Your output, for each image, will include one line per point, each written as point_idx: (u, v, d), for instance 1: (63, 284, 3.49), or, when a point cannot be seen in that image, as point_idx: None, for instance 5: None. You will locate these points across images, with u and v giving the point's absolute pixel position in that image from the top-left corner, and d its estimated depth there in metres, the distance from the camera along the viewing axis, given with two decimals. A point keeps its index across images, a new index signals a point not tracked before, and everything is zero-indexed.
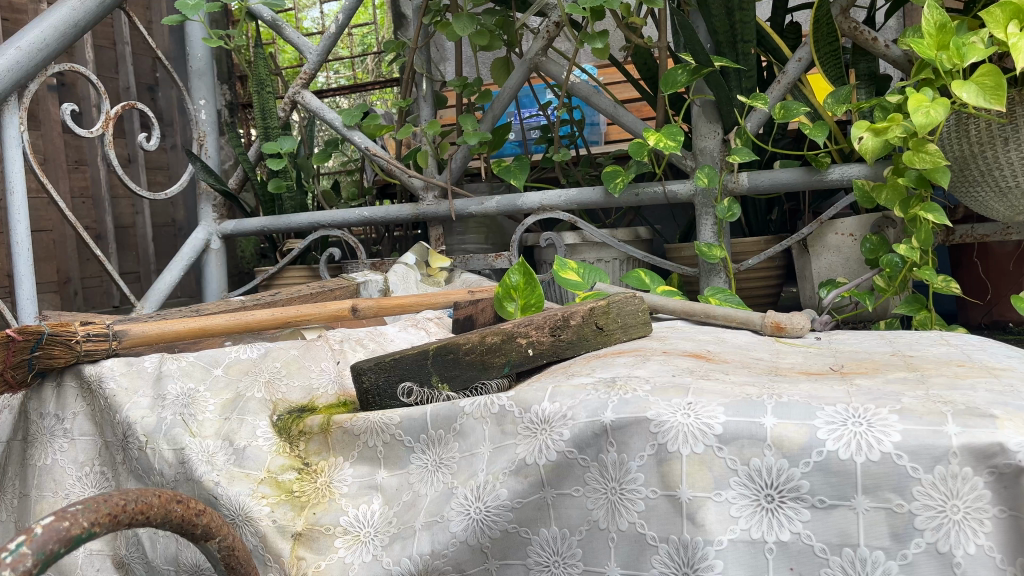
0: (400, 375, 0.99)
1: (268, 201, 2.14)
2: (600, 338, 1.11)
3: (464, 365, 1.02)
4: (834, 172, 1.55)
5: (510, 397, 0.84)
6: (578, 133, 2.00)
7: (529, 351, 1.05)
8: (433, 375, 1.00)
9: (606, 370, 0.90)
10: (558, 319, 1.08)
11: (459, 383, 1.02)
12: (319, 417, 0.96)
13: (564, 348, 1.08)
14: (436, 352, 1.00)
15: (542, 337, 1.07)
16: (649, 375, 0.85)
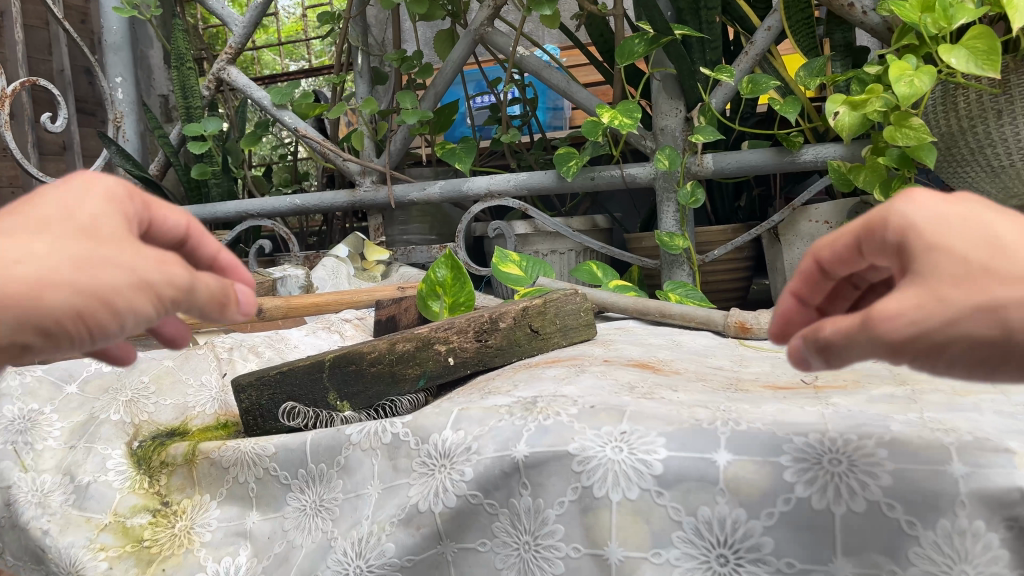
0: (286, 393, 0.82)
1: (193, 188, 1.95)
2: (537, 344, 0.95)
3: (366, 379, 0.85)
4: (806, 153, 1.40)
5: (406, 424, 0.67)
6: (531, 113, 1.80)
7: (448, 360, 0.89)
8: (329, 390, 0.84)
9: (528, 387, 0.72)
10: (485, 323, 0.91)
11: (362, 399, 0.86)
12: (184, 444, 0.79)
13: (492, 355, 0.91)
14: (332, 362, 0.84)
15: (464, 344, 0.90)
16: (580, 394, 0.67)
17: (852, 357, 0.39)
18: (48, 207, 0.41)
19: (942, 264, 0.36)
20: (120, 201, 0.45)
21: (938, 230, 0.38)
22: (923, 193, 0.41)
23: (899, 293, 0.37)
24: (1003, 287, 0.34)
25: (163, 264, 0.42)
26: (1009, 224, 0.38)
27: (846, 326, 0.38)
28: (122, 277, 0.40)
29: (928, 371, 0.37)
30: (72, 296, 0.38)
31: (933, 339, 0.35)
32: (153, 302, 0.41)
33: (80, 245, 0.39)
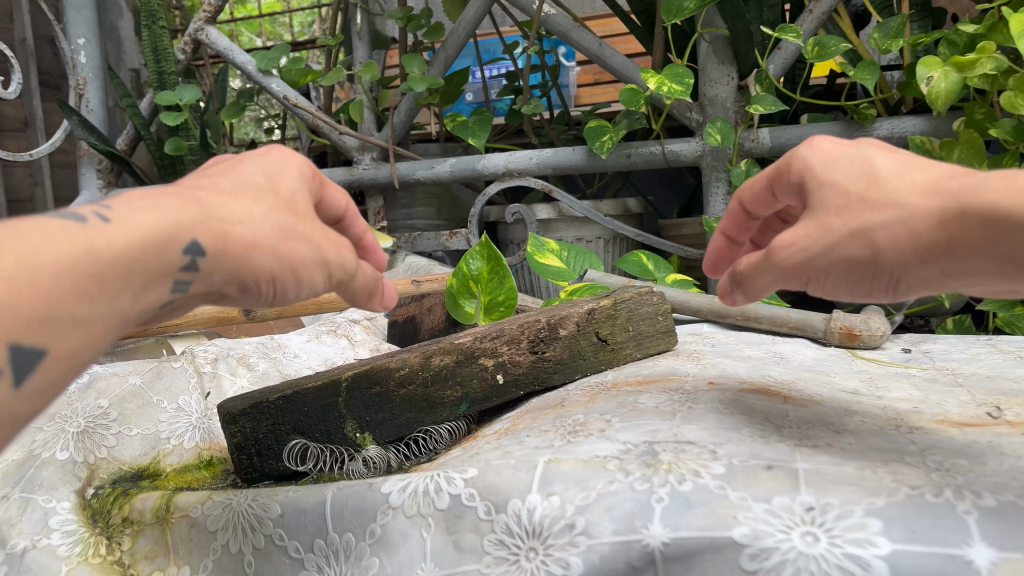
0: (291, 425, 0.62)
1: (167, 166, 1.72)
2: (607, 358, 0.75)
3: (394, 406, 0.65)
4: (880, 127, 1.22)
5: (470, 483, 0.48)
6: (552, 83, 1.60)
7: (497, 379, 0.70)
8: (346, 420, 0.64)
9: (630, 426, 0.52)
10: (542, 331, 0.71)
11: (389, 431, 0.66)
12: (154, 495, 0.59)
13: (550, 371, 0.72)
14: (351, 383, 0.63)
15: (516, 358, 0.71)
16: (713, 440, 0.48)
17: (762, 283, 0.48)
18: (259, 174, 0.46)
19: (828, 200, 0.43)
20: (308, 179, 0.49)
21: (825, 170, 0.45)
22: (825, 138, 0.47)
23: (795, 228, 0.45)
24: (870, 215, 0.41)
25: (340, 249, 0.47)
26: (886, 158, 0.43)
27: (754, 260, 0.47)
28: (311, 252, 0.44)
29: (827, 295, 0.45)
30: (277, 260, 0.42)
31: (818, 261, 0.43)
32: (327, 279, 0.46)
33: (286, 216, 0.44)
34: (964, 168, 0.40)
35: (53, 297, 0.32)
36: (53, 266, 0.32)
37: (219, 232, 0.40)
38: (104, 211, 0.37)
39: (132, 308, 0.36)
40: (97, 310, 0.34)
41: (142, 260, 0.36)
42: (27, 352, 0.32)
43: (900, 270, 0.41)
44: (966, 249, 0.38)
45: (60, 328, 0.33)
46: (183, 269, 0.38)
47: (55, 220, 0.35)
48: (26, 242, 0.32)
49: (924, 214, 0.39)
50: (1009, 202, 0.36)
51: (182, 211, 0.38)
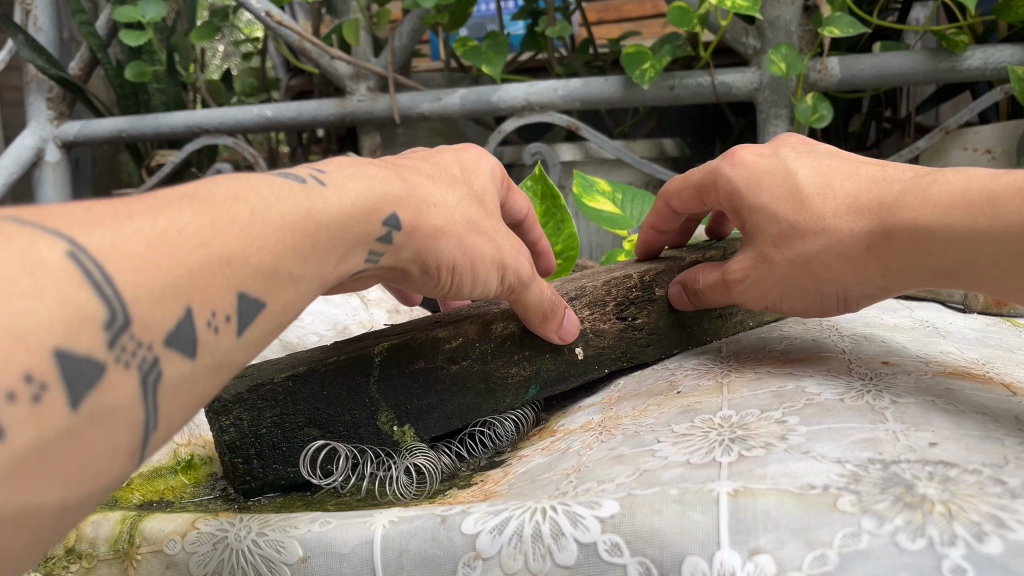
0: (304, 416, 0.45)
1: (128, 95, 1.47)
2: (710, 326, 0.59)
3: (443, 389, 0.49)
4: (971, 56, 1.05)
5: (611, 531, 0.30)
6: (573, 5, 1.39)
7: (576, 353, 0.53)
8: (379, 408, 0.47)
9: (827, 438, 0.35)
10: (633, 291, 0.55)
11: (435, 422, 0.49)
12: (113, 517, 0.41)
13: (642, 345, 0.57)
14: (386, 358, 0.46)
15: (601, 326, 0.54)
16: (993, 461, 0.31)
17: (715, 298, 0.53)
18: (455, 166, 0.46)
19: (764, 226, 0.48)
20: (500, 182, 0.49)
21: (753, 191, 0.48)
22: (744, 151, 0.50)
23: (745, 252, 0.50)
24: (806, 245, 0.45)
25: (519, 253, 0.45)
26: (807, 169, 0.47)
27: (710, 281, 0.53)
28: (492, 250, 0.43)
29: (789, 310, 0.50)
30: (461, 250, 0.41)
31: (771, 288, 0.49)
32: (500, 283, 0.44)
33: (476, 209, 0.43)
34: (877, 177, 0.44)
35: (277, 250, 0.30)
36: (280, 222, 0.31)
37: (417, 210, 0.38)
38: (320, 175, 0.36)
39: (333, 276, 0.34)
40: (310, 269, 0.32)
41: (355, 223, 0.35)
42: (251, 302, 0.29)
43: (845, 289, 0.45)
44: (896, 267, 0.41)
45: (279, 283, 0.30)
46: (380, 240, 0.36)
47: (277, 177, 0.34)
48: (256, 196, 0.31)
49: (852, 236, 0.43)
50: (921, 219, 0.39)
51: (388, 182, 0.38)
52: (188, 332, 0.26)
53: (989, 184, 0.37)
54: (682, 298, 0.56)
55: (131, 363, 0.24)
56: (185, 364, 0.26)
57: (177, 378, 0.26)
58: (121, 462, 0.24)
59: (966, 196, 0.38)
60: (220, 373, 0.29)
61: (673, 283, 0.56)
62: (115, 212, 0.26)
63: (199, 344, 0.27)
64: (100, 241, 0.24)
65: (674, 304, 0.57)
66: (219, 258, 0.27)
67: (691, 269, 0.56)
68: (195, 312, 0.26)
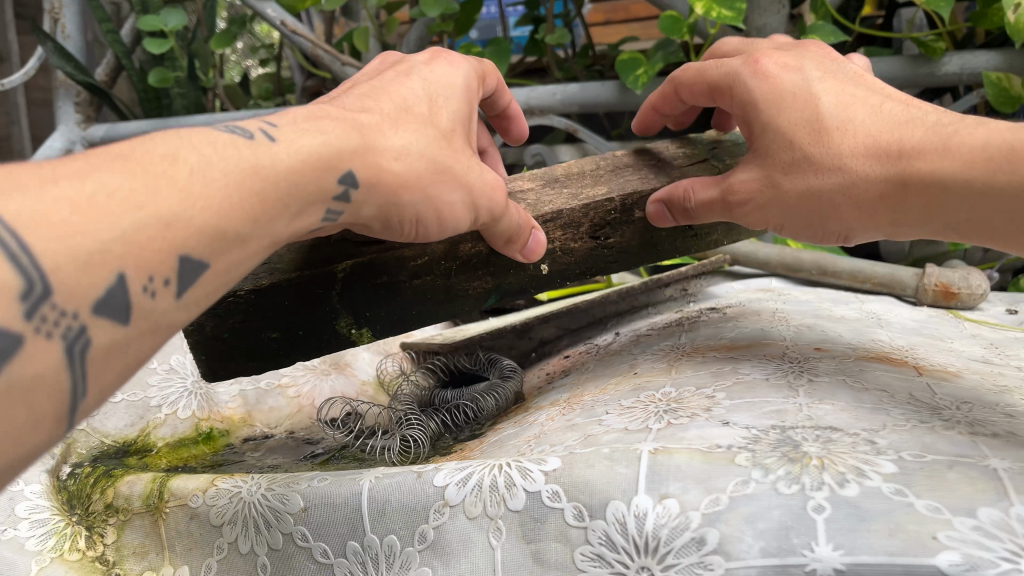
0: (268, 320, 0.52)
1: (152, 99, 1.56)
2: (683, 244, 0.64)
3: (405, 299, 0.54)
4: (949, 63, 1.09)
5: (551, 482, 0.37)
6: (575, 12, 1.46)
7: (542, 270, 0.57)
8: (339, 315, 0.53)
9: (742, 409, 0.41)
10: (611, 214, 0.58)
11: (389, 326, 0.55)
12: (141, 478, 0.49)
13: (612, 257, 0.61)
14: (349, 273, 0.52)
15: (572, 244, 0.58)
16: (871, 425, 0.38)
17: (710, 216, 0.56)
18: (421, 95, 0.47)
19: (776, 149, 0.49)
20: (472, 95, 0.51)
21: (772, 108, 0.50)
22: (768, 61, 0.51)
23: (752, 166, 0.52)
24: (817, 180, 0.47)
25: (493, 190, 0.47)
26: (831, 96, 0.48)
27: (708, 199, 0.55)
28: (461, 195, 0.45)
29: (784, 232, 0.53)
30: (425, 203, 0.43)
31: (774, 210, 0.51)
32: (472, 221, 0.47)
33: (441, 152, 0.44)
34: (897, 118, 0.46)
35: (218, 211, 0.32)
36: (223, 182, 0.32)
37: (374, 166, 0.40)
38: (270, 130, 0.37)
39: (284, 232, 0.36)
40: (259, 228, 0.34)
41: (302, 179, 0.36)
42: (192, 265, 0.31)
43: (849, 227, 0.48)
44: (905, 213, 0.45)
45: (224, 242, 0.32)
46: (336, 199, 0.39)
47: (226, 136, 0.35)
48: (198, 156, 0.33)
49: (867, 181, 0.45)
50: (939, 174, 0.42)
51: (343, 138, 0.39)
52: (121, 298, 0.28)
53: (1009, 141, 0.40)
54: (664, 216, 0.59)
55: (54, 334, 0.26)
56: (115, 330, 0.28)
57: (106, 344, 0.28)
58: (45, 429, 0.26)
59: (985, 151, 0.40)
60: (157, 334, 0.31)
61: (651, 203, 0.58)
62: (42, 175, 0.28)
63: (132, 309, 0.29)
64: (21, 208, 0.26)
65: (653, 223, 0.60)
66: (158, 220, 0.29)
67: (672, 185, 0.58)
68: (129, 278, 0.28)
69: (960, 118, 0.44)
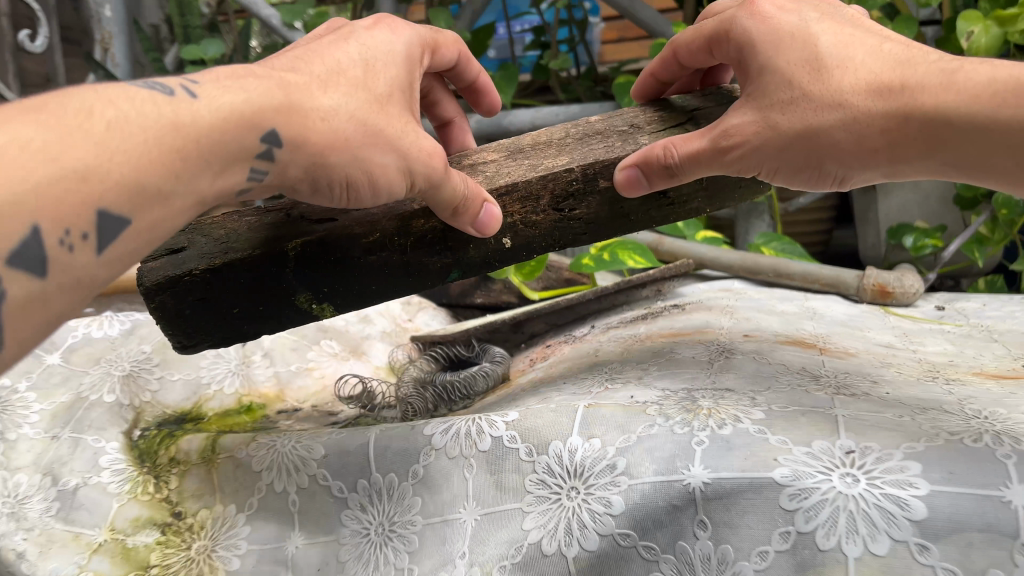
0: (228, 296, 0.56)
1: None
2: (660, 213, 0.60)
3: (360, 273, 0.57)
4: None
5: (510, 428, 0.49)
6: (580, 39, 1.57)
7: (503, 243, 0.57)
8: (298, 291, 0.56)
9: (667, 375, 0.54)
10: (573, 184, 0.56)
11: (348, 299, 0.59)
12: (200, 438, 0.62)
13: (576, 233, 0.59)
14: (299, 252, 0.55)
15: (532, 218, 0.57)
16: (754, 386, 0.50)
17: (697, 171, 0.53)
18: (356, 60, 0.48)
19: (775, 87, 0.49)
20: (410, 65, 0.52)
21: (771, 50, 0.50)
22: (764, 3, 0.52)
23: (744, 108, 0.51)
24: (818, 116, 0.47)
25: (430, 157, 0.48)
26: (831, 37, 0.49)
27: (695, 151, 0.52)
28: (394, 159, 0.47)
29: (771, 176, 0.52)
30: (353, 163, 0.45)
31: (766, 152, 0.50)
32: (407, 185, 0.48)
33: (373, 115, 0.46)
34: (898, 57, 0.47)
35: (137, 166, 0.35)
36: (142, 137, 0.35)
37: (301, 124, 0.42)
38: (190, 88, 0.39)
39: (208, 189, 0.39)
40: (181, 185, 0.37)
41: (223, 137, 0.39)
42: (110, 220, 0.34)
43: (845, 165, 0.49)
44: (903, 147, 0.46)
45: (144, 197, 0.35)
46: (261, 156, 0.41)
47: (145, 93, 0.38)
48: (115, 111, 0.35)
49: (870, 117, 0.46)
50: (945, 107, 0.44)
51: (266, 96, 0.41)
52: (38, 250, 0.32)
53: (1015, 77, 0.43)
54: (635, 182, 0.54)
55: None
56: (33, 279, 0.32)
57: (25, 292, 0.32)
58: None
59: (993, 87, 0.43)
60: (79, 283, 0.35)
61: (622, 170, 0.54)
62: None
63: (49, 260, 0.32)
64: None
65: (622, 194, 0.55)
66: (75, 174, 0.32)
67: (649, 147, 0.53)
68: (42, 231, 0.32)
69: (958, 59, 0.46)
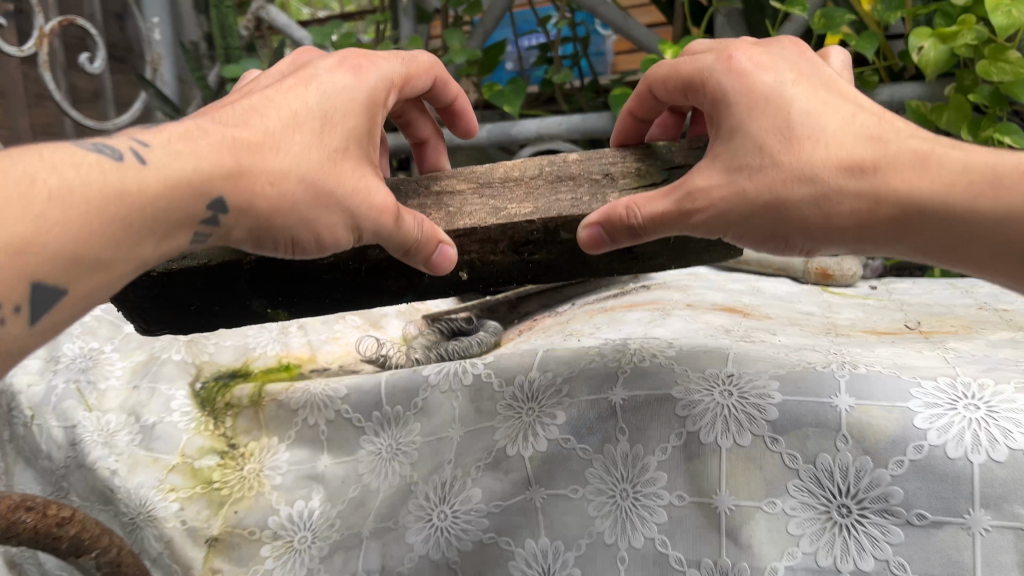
0: (190, 292, 0.63)
1: None
2: (621, 265, 0.61)
3: (312, 288, 0.63)
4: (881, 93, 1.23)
5: (488, 368, 0.67)
6: (582, 54, 1.72)
7: (459, 276, 0.62)
8: (253, 299, 0.64)
9: (612, 331, 0.72)
10: (533, 234, 0.58)
11: (303, 309, 0.65)
12: (249, 387, 0.78)
13: (537, 266, 0.61)
14: (253, 266, 0.61)
15: (490, 256, 0.60)
16: (676, 338, 0.66)
17: (658, 231, 0.52)
18: (314, 115, 0.50)
19: (746, 150, 0.48)
20: (369, 114, 0.53)
21: (748, 111, 0.48)
22: (741, 58, 0.50)
23: (710, 169, 0.49)
24: (790, 191, 0.46)
25: (383, 209, 0.51)
26: (805, 102, 0.48)
27: (658, 213, 0.51)
28: (340, 217, 0.50)
29: (731, 240, 0.51)
30: (300, 223, 0.49)
31: (730, 219, 0.49)
32: (354, 235, 0.51)
33: (322, 171, 0.48)
34: (870, 131, 0.47)
35: (76, 237, 0.38)
36: (84, 207, 0.39)
37: (248, 192, 0.46)
38: (141, 151, 0.43)
39: (151, 254, 0.43)
40: (122, 253, 0.41)
41: (166, 204, 0.43)
42: (44, 293, 0.38)
43: (810, 238, 0.48)
44: (868, 226, 0.46)
45: (84, 267, 0.39)
46: (205, 222, 0.46)
47: (94, 157, 0.41)
48: (58, 179, 0.39)
49: (842, 195, 0.46)
50: (916, 192, 0.45)
51: (216, 161, 0.45)
52: None
53: (988, 166, 0.45)
54: (598, 239, 0.53)
55: None
56: None
57: None
58: None
59: (969, 176, 0.45)
60: (21, 345, 0.39)
61: (585, 228, 0.53)
62: None
63: None
64: None
65: (587, 250, 0.55)
66: (16, 248, 0.36)
67: (610, 206, 0.52)
68: None
69: (926, 139, 0.48)
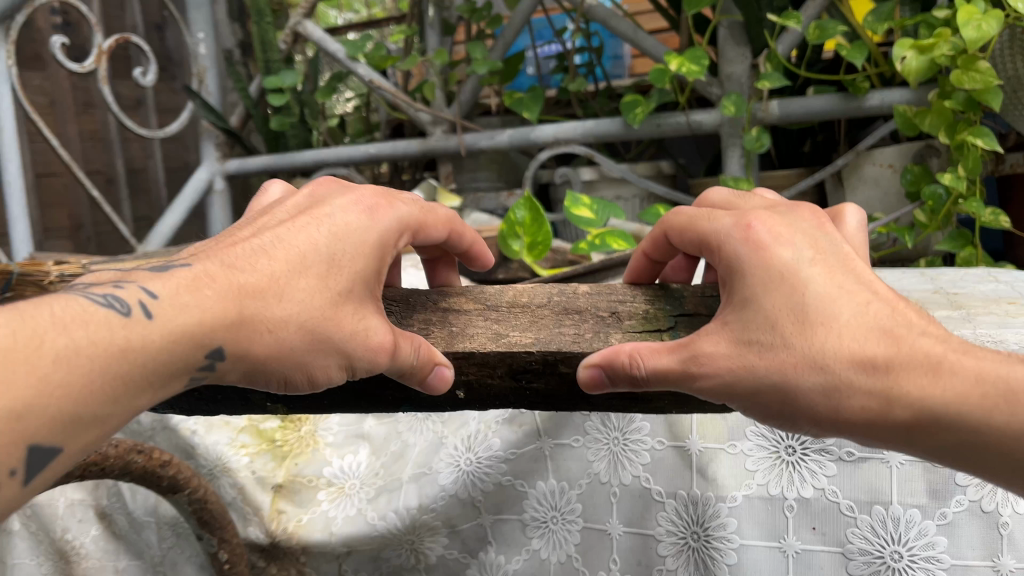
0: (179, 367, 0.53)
1: (271, 139, 1.95)
2: (621, 403, 0.53)
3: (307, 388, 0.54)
4: (872, 98, 1.29)
5: None
6: (597, 62, 1.83)
7: (455, 395, 0.54)
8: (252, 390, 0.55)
9: None
10: (532, 363, 0.51)
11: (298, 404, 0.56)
12: None
13: (535, 399, 0.53)
14: None
15: (487, 379, 0.52)
16: None
17: (660, 388, 0.47)
18: (319, 260, 0.48)
19: (756, 323, 0.45)
20: (373, 256, 0.51)
21: (761, 286, 0.45)
22: (760, 226, 0.47)
23: (717, 336, 0.46)
24: (802, 378, 0.43)
25: (378, 351, 0.48)
26: (821, 286, 0.45)
27: (663, 368, 0.46)
28: (335, 359, 0.47)
29: (736, 407, 0.47)
30: (296, 367, 0.46)
31: (736, 389, 0.45)
32: (346, 368, 0.48)
33: (323, 316, 0.47)
34: (884, 324, 0.44)
35: (76, 398, 0.37)
36: (90, 363, 0.38)
37: (247, 334, 0.44)
38: (151, 303, 0.42)
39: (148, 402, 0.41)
40: (117, 407, 0.39)
41: (167, 358, 0.42)
42: (43, 452, 0.36)
43: (818, 417, 0.44)
44: (880, 420, 0.43)
45: (81, 424, 0.37)
46: (202, 367, 0.43)
47: (104, 310, 0.40)
48: (66, 339, 0.38)
49: (854, 390, 0.43)
50: (929, 401, 0.42)
51: (220, 311, 0.43)
52: None
53: (1000, 378, 0.43)
54: (599, 381, 0.47)
55: None
56: None
57: None
58: None
59: (983, 387, 0.43)
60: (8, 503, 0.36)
61: (588, 366, 0.47)
62: None
63: None
64: None
65: (586, 389, 0.48)
66: (12, 414, 0.34)
67: (616, 346, 0.47)
68: None
69: (938, 335, 0.45)
